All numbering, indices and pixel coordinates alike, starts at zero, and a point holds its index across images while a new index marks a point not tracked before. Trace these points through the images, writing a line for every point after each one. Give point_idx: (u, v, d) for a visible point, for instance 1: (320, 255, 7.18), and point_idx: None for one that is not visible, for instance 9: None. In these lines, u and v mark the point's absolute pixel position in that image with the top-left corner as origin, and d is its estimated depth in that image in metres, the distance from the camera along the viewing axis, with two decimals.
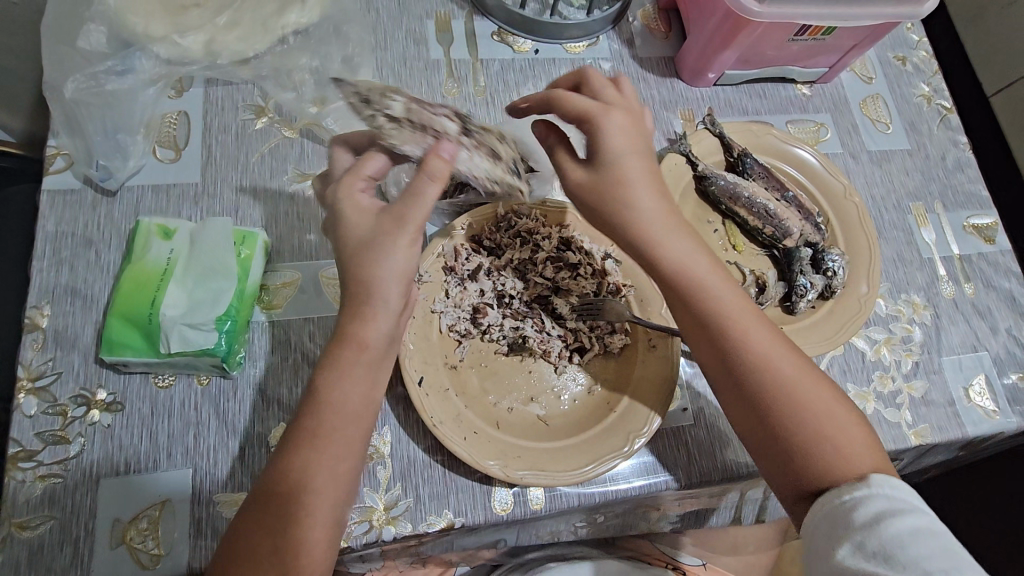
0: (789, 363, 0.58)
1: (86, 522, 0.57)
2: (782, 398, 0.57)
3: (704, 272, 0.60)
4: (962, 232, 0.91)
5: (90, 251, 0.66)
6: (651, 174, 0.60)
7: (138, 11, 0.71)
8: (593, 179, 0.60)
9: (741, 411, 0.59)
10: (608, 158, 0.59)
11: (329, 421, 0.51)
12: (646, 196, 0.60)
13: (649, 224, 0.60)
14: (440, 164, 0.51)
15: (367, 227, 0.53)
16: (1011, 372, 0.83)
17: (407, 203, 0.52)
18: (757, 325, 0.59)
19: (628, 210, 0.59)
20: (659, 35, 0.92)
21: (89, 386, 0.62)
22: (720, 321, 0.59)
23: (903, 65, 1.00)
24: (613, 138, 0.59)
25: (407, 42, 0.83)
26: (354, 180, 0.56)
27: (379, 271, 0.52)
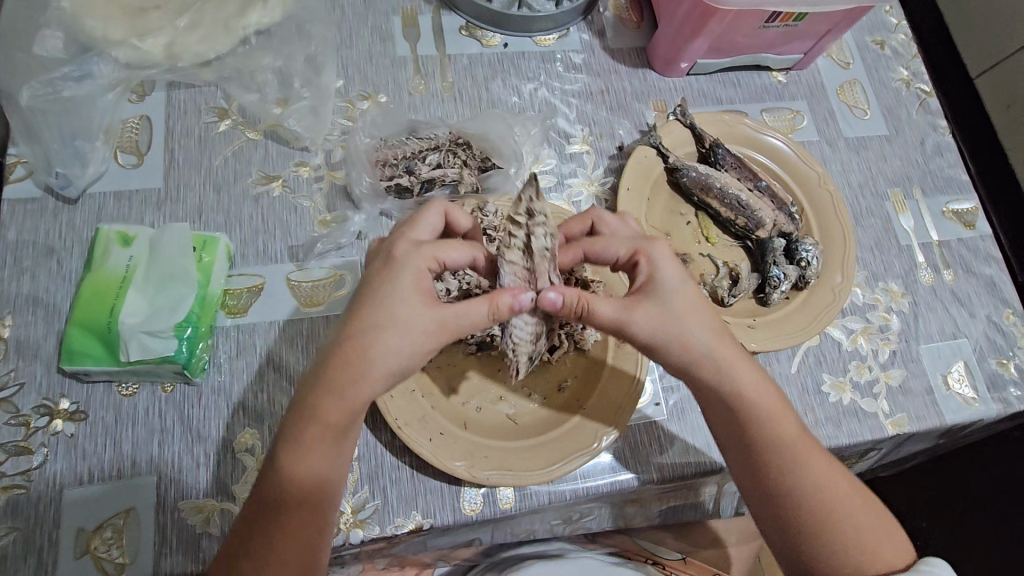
0: (834, 477, 0.60)
1: (50, 532, 0.57)
2: (829, 515, 0.59)
3: (762, 395, 0.60)
4: (941, 218, 0.90)
5: (52, 260, 0.66)
6: (701, 301, 0.60)
7: (95, 15, 0.71)
8: (661, 310, 0.58)
9: (786, 524, 0.60)
10: (670, 289, 0.59)
11: (296, 481, 0.54)
12: (703, 322, 0.59)
13: (709, 351, 0.59)
14: (508, 300, 0.55)
15: (409, 312, 0.54)
16: (991, 359, 0.82)
17: (458, 311, 0.54)
18: (807, 439, 0.61)
19: (694, 339, 0.59)
20: (631, 25, 0.90)
21: (52, 396, 0.61)
22: (786, 446, 0.59)
23: (882, 48, 0.98)
24: (666, 273, 0.60)
25: (372, 39, 0.82)
26: (425, 263, 0.57)
27: (388, 356, 0.53)
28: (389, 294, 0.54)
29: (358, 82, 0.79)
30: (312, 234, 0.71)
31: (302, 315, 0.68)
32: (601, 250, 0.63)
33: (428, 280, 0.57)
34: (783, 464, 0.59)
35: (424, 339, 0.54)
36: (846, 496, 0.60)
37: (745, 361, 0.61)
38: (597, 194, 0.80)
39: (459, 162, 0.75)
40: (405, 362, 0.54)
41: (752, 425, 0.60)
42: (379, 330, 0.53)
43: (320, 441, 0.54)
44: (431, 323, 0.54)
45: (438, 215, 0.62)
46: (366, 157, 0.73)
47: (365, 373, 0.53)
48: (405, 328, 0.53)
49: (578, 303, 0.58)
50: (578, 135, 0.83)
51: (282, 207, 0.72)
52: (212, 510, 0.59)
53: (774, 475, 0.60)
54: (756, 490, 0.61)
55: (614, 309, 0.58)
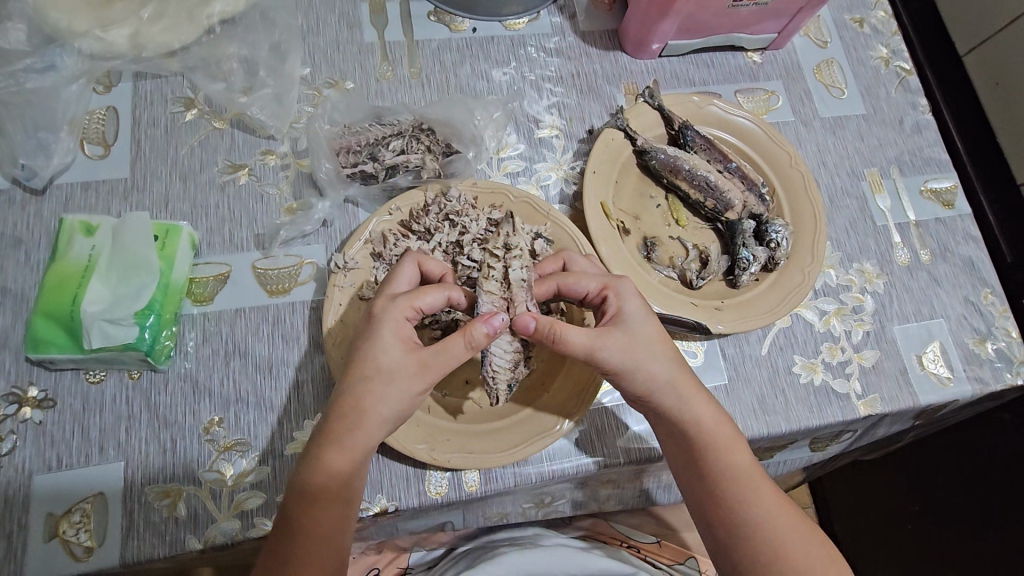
0: (781, 505, 0.63)
1: (19, 517, 0.58)
2: (778, 544, 0.61)
3: (716, 427, 0.63)
4: (919, 197, 0.89)
5: (20, 251, 0.67)
6: (660, 336, 0.63)
7: (59, 7, 0.71)
8: (627, 342, 0.61)
9: (738, 551, 0.62)
10: (633, 326, 0.62)
11: (314, 511, 0.55)
12: (661, 358, 0.62)
13: (666, 384, 0.62)
14: (479, 336, 0.57)
15: (394, 359, 0.57)
16: (969, 339, 0.81)
17: (437, 351, 0.57)
18: (757, 471, 0.63)
19: (652, 374, 0.62)
20: (603, 7, 0.89)
21: (21, 384, 0.63)
22: (737, 474, 0.62)
23: (861, 27, 0.97)
24: (631, 306, 0.62)
25: (340, 26, 0.82)
26: (405, 309, 0.59)
27: (380, 405, 0.56)
28: (373, 347, 0.57)
29: (325, 69, 0.79)
30: (277, 221, 0.71)
31: (266, 302, 0.68)
32: (573, 283, 0.63)
33: (409, 327, 0.59)
34: (735, 492, 0.62)
35: (411, 382, 0.56)
36: (793, 526, 0.62)
37: (700, 392, 0.64)
38: (565, 177, 0.80)
39: (423, 147, 0.75)
40: (398, 406, 0.56)
41: (708, 456, 0.63)
42: (369, 381, 0.56)
43: (339, 460, 0.55)
44: (412, 365, 0.57)
45: (414, 268, 0.64)
46: (329, 144, 0.74)
47: (360, 422, 0.56)
48: (393, 375, 0.56)
49: (552, 333, 0.60)
50: (547, 119, 0.82)
51: (248, 195, 0.72)
52: (178, 494, 0.60)
53: (727, 502, 0.63)
54: (705, 512, 0.64)
55: (585, 338, 0.59)
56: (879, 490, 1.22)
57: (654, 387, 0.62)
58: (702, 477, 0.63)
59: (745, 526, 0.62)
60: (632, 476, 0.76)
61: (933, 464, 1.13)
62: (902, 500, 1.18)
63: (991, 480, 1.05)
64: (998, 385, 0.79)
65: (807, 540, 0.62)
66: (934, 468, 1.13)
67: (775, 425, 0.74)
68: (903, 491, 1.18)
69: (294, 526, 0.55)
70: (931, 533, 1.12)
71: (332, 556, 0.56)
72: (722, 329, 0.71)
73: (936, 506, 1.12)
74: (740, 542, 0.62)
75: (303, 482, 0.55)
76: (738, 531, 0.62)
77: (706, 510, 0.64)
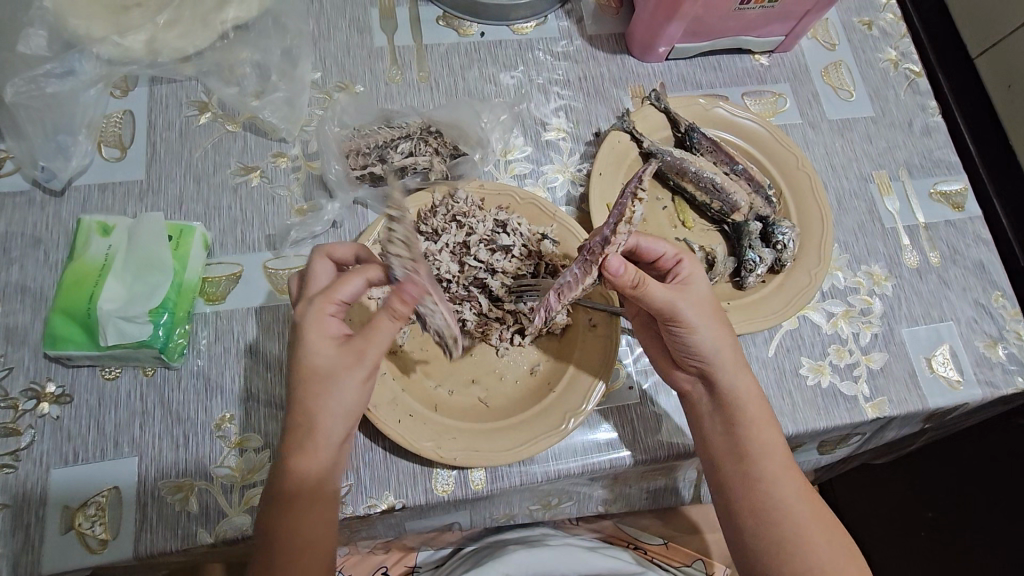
0: (808, 493, 0.64)
1: (37, 509, 0.60)
2: (804, 532, 0.61)
3: (758, 406, 0.65)
4: (928, 200, 0.88)
5: (39, 251, 0.68)
6: (719, 309, 0.66)
7: (79, 13, 0.73)
8: (699, 306, 0.63)
9: (765, 537, 0.62)
10: (702, 292, 0.64)
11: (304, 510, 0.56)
12: (720, 328, 0.64)
13: (721, 355, 0.64)
14: (402, 306, 0.57)
15: (329, 358, 0.57)
16: (979, 342, 0.81)
17: (368, 340, 0.57)
18: (787, 458, 0.64)
19: (712, 342, 0.64)
20: (610, 11, 0.90)
21: (39, 380, 0.64)
22: (774, 455, 0.63)
23: (869, 29, 0.97)
24: (702, 275, 0.66)
25: (350, 31, 0.83)
26: (326, 303, 0.58)
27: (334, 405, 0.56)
28: (307, 351, 0.57)
29: (336, 73, 0.81)
30: (288, 222, 0.72)
31: (277, 302, 0.70)
32: (650, 245, 0.66)
33: (336, 323, 0.59)
34: (770, 475, 0.63)
35: (351, 375, 0.57)
36: (817, 514, 0.63)
37: (745, 370, 0.66)
38: (572, 179, 0.80)
39: (430, 150, 0.76)
40: (350, 402, 0.57)
41: (748, 432, 0.64)
42: (313, 385, 0.57)
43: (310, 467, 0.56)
44: (345, 357, 0.57)
45: (325, 262, 0.62)
46: (338, 145, 0.75)
47: (317, 427, 0.56)
48: (331, 372, 0.56)
49: (636, 279, 0.62)
50: (553, 122, 0.83)
51: (259, 196, 0.74)
52: (190, 489, 0.62)
53: (759, 486, 0.63)
54: (737, 496, 0.64)
55: (667, 291, 0.62)
56: (885, 498, 1.17)
57: (708, 355, 0.64)
58: (742, 455, 0.63)
59: (775, 509, 0.62)
60: (638, 477, 0.76)
61: (948, 468, 1.14)
62: (915, 505, 1.15)
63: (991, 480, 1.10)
64: (1010, 388, 0.78)
65: (830, 533, 0.63)
66: (948, 471, 1.14)
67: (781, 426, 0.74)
68: (914, 497, 1.15)
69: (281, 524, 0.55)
70: (945, 540, 1.11)
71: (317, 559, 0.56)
72: None
73: (949, 510, 1.12)
74: (769, 526, 0.62)
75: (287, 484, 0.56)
76: (768, 516, 0.62)
77: (736, 492, 0.64)
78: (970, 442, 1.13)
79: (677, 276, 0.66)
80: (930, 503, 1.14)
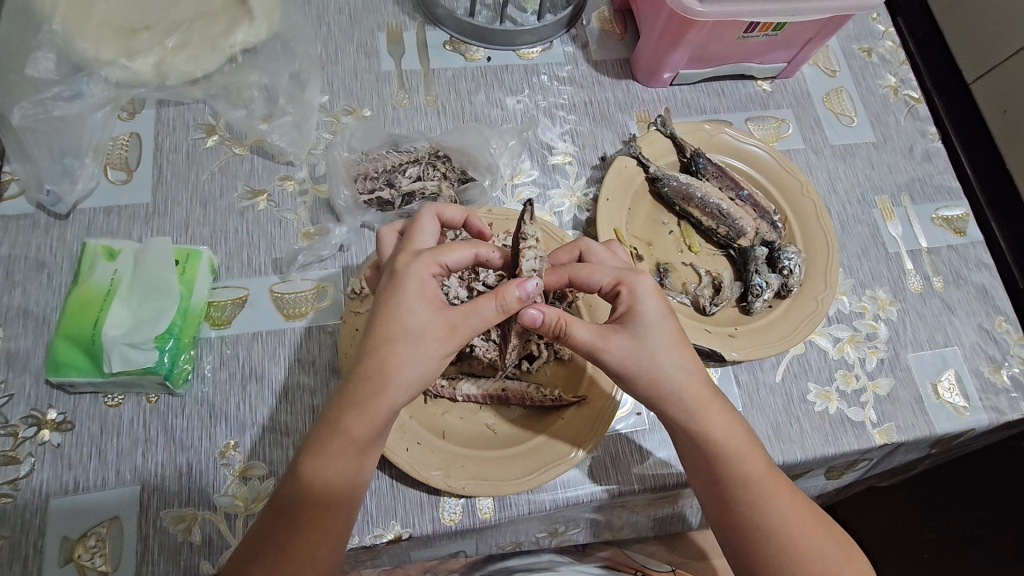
0: (799, 511, 0.61)
1: (36, 541, 0.58)
2: (791, 546, 0.60)
3: (737, 435, 0.62)
4: (930, 225, 0.89)
5: (42, 274, 0.68)
6: (678, 335, 0.61)
7: (87, 36, 0.73)
8: (633, 347, 0.59)
9: (749, 556, 0.61)
10: (643, 325, 0.60)
11: (323, 502, 0.54)
12: (671, 362, 0.60)
13: (680, 386, 0.60)
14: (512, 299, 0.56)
15: (421, 320, 0.55)
16: (984, 367, 0.81)
17: (466, 313, 0.56)
18: (771, 479, 0.61)
19: (664, 375, 0.60)
20: (615, 37, 0.91)
21: (40, 407, 0.63)
22: (754, 482, 0.61)
23: (869, 56, 0.98)
24: (643, 306, 0.60)
25: (358, 55, 0.84)
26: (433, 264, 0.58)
27: (406, 367, 0.54)
28: (398, 305, 0.55)
29: (343, 97, 0.81)
30: (295, 246, 0.72)
31: (284, 326, 0.69)
32: (585, 279, 0.63)
33: (434, 286, 0.58)
34: (750, 502, 0.60)
35: (438, 345, 0.55)
36: (808, 533, 0.61)
37: (715, 403, 0.62)
38: (578, 203, 0.80)
39: (438, 174, 0.77)
40: (422, 370, 0.55)
41: (722, 464, 0.61)
42: (393, 342, 0.54)
43: (344, 452, 0.54)
44: (440, 325, 0.55)
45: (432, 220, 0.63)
46: (346, 170, 0.75)
47: (383, 385, 0.54)
48: (421, 336, 0.55)
49: (557, 324, 0.60)
50: (560, 147, 0.83)
51: (266, 220, 0.73)
52: (193, 519, 0.60)
53: (739, 510, 0.61)
54: (721, 518, 0.62)
55: (591, 334, 0.60)
56: (890, 521, 1.16)
57: (665, 391, 0.60)
58: (719, 482, 0.61)
59: (760, 532, 0.60)
60: (646, 504, 0.75)
61: (947, 493, 1.14)
62: (916, 526, 1.14)
63: (994, 504, 1.11)
64: (1015, 414, 0.78)
65: (820, 546, 0.61)
66: (949, 497, 1.14)
67: (789, 453, 0.73)
68: (918, 519, 1.14)
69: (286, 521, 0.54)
70: (952, 564, 1.10)
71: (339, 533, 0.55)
72: (737, 356, 0.71)
73: (951, 533, 1.12)
74: (752, 548, 0.61)
75: (310, 467, 0.54)
76: (753, 538, 0.61)
77: (717, 513, 0.62)
78: (967, 467, 1.15)
79: (621, 307, 0.61)
80: (932, 525, 1.13)
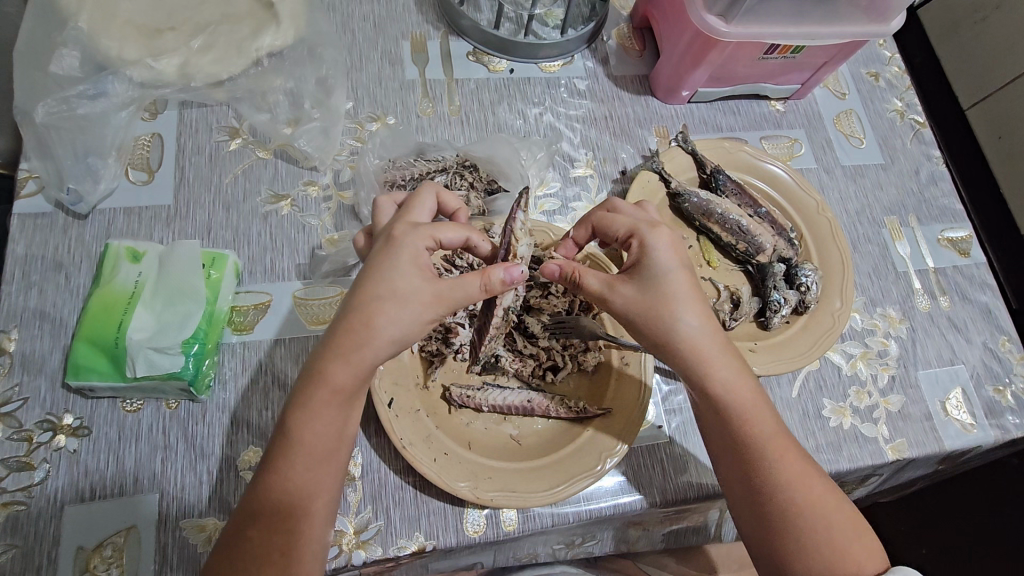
0: (807, 479, 0.59)
1: (49, 550, 0.56)
2: (795, 505, 0.58)
3: (743, 397, 0.60)
4: (937, 246, 0.91)
5: (61, 275, 0.67)
6: (690, 287, 0.60)
7: (111, 34, 0.72)
8: (638, 296, 0.59)
9: (753, 516, 0.60)
10: (654, 274, 0.59)
11: (298, 456, 0.53)
12: (691, 310, 0.59)
13: (687, 343, 0.59)
14: (498, 281, 0.55)
15: (412, 285, 0.54)
16: (988, 386, 0.83)
17: (454, 285, 0.55)
18: (780, 441, 0.60)
19: (673, 325, 0.59)
20: (634, 54, 0.92)
21: (56, 412, 0.61)
22: (758, 443, 0.60)
23: (876, 80, 1.01)
24: (656, 255, 0.60)
25: (382, 63, 0.85)
26: (428, 238, 0.57)
27: (391, 328, 0.53)
28: (389, 266, 0.54)
29: (368, 104, 0.82)
30: (321, 252, 0.72)
31: (308, 332, 0.68)
32: (606, 226, 0.64)
33: (428, 257, 0.57)
34: (756, 461, 0.59)
35: (424, 310, 0.54)
36: (816, 499, 0.59)
37: (726, 358, 0.61)
38: None
39: (466, 184, 0.78)
40: (408, 330, 0.54)
41: (728, 418, 0.60)
42: (380, 301, 0.53)
43: (319, 419, 0.54)
44: (428, 293, 0.54)
45: (433, 198, 0.62)
46: (374, 177, 0.75)
47: (368, 340, 0.53)
48: (410, 299, 0.53)
49: (573, 276, 0.61)
50: (582, 159, 0.84)
51: (289, 225, 0.73)
52: (214, 528, 0.58)
53: (745, 466, 0.60)
54: (728, 472, 0.61)
55: (600, 281, 0.61)
56: (883, 534, 1.19)
57: (676, 341, 0.60)
58: (725, 437, 0.61)
59: (762, 492, 0.59)
60: (663, 519, 0.75)
61: (935, 510, 1.19)
62: (909, 541, 1.18)
63: (977, 519, 1.18)
64: (1020, 432, 0.79)
65: (826, 513, 0.59)
66: (936, 513, 1.19)
67: None
68: (910, 535, 1.18)
69: (265, 474, 0.54)
70: None
71: (311, 527, 0.53)
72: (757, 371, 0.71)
73: (941, 548, 1.16)
74: (757, 506, 0.60)
75: (294, 428, 0.54)
76: (758, 495, 0.60)
77: (723, 470, 0.62)
78: (952, 488, 1.20)
79: (632, 257, 0.62)
80: (924, 540, 1.17)
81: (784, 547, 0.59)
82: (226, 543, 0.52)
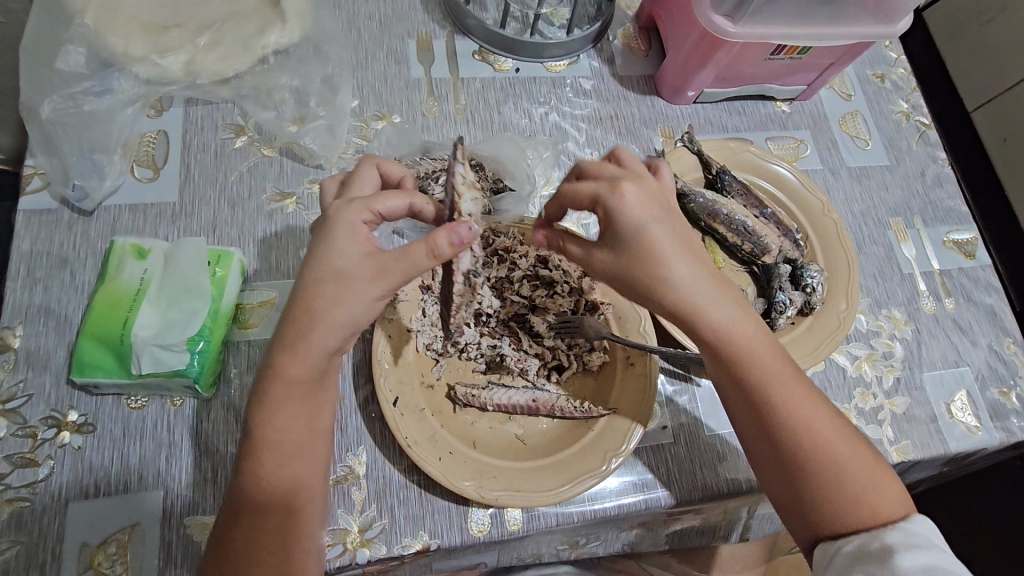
0: (818, 424, 0.58)
1: (53, 547, 0.56)
2: (810, 450, 0.58)
3: (744, 348, 0.59)
4: (942, 247, 0.91)
5: (65, 271, 0.67)
6: (680, 236, 0.58)
7: (117, 31, 0.72)
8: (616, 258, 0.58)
9: (771, 464, 0.60)
10: (628, 233, 0.57)
11: (268, 452, 0.53)
12: (679, 262, 0.58)
13: (678, 299, 0.58)
14: (443, 241, 0.52)
15: (350, 260, 0.53)
16: (993, 388, 0.82)
17: (397, 255, 0.53)
18: (787, 388, 0.59)
19: (663, 281, 0.57)
20: (639, 53, 0.92)
21: (60, 408, 0.61)
22: (764, 393, 0.59)
23: (882, 82, 1.01)
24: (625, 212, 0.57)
25: (387, 61, 0.85)
26: (363, 210, 0.56)
27: (333, 310, 0.53)
28: (325, 248, 0.54)
29: (373, 103, 0.82)
30: None
31: None
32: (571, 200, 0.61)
33: (366, 228, 0.55)
34: (764, 411, 0.59)
35: (368, 286, 0.53)
36: (831, 444, 0.58)
37: (723, 307, 0.59)
38: None
39: None
40: (351, 311, 0.53)
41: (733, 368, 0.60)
42: (319, 285, 0.53)
43: (281, 412, 0.54)
44: (368, 268, 0.53)
45: (372, 171, 0.62)
46: None
47: (312, 327, 0.53)
48: (351, 277, 0.53)
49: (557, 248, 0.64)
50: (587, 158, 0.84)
51: (294, 223, 0.73)
52: None
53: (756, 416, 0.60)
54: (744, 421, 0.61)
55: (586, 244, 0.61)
56: None
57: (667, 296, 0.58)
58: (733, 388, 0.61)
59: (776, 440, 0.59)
60: (666, 519, 0.75)
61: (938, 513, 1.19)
62: None
63: (980, 521, 1.17)
64: None
65: (842, 455, 0.58)
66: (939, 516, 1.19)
67: None
68: None
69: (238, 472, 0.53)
70: None
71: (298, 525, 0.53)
72: None
73: None
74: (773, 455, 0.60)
75: (257, 424, 0.54)
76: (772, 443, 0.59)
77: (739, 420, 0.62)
78: (954, 490, 1.20)
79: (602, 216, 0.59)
80: None
81: (804, 492, 0.58)
82: (215, 544, 0.52)
